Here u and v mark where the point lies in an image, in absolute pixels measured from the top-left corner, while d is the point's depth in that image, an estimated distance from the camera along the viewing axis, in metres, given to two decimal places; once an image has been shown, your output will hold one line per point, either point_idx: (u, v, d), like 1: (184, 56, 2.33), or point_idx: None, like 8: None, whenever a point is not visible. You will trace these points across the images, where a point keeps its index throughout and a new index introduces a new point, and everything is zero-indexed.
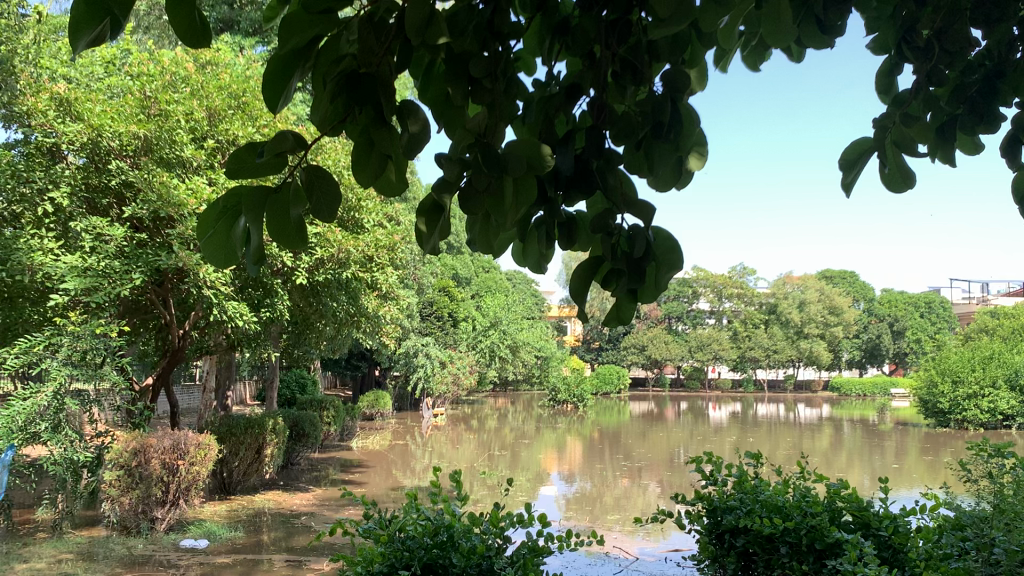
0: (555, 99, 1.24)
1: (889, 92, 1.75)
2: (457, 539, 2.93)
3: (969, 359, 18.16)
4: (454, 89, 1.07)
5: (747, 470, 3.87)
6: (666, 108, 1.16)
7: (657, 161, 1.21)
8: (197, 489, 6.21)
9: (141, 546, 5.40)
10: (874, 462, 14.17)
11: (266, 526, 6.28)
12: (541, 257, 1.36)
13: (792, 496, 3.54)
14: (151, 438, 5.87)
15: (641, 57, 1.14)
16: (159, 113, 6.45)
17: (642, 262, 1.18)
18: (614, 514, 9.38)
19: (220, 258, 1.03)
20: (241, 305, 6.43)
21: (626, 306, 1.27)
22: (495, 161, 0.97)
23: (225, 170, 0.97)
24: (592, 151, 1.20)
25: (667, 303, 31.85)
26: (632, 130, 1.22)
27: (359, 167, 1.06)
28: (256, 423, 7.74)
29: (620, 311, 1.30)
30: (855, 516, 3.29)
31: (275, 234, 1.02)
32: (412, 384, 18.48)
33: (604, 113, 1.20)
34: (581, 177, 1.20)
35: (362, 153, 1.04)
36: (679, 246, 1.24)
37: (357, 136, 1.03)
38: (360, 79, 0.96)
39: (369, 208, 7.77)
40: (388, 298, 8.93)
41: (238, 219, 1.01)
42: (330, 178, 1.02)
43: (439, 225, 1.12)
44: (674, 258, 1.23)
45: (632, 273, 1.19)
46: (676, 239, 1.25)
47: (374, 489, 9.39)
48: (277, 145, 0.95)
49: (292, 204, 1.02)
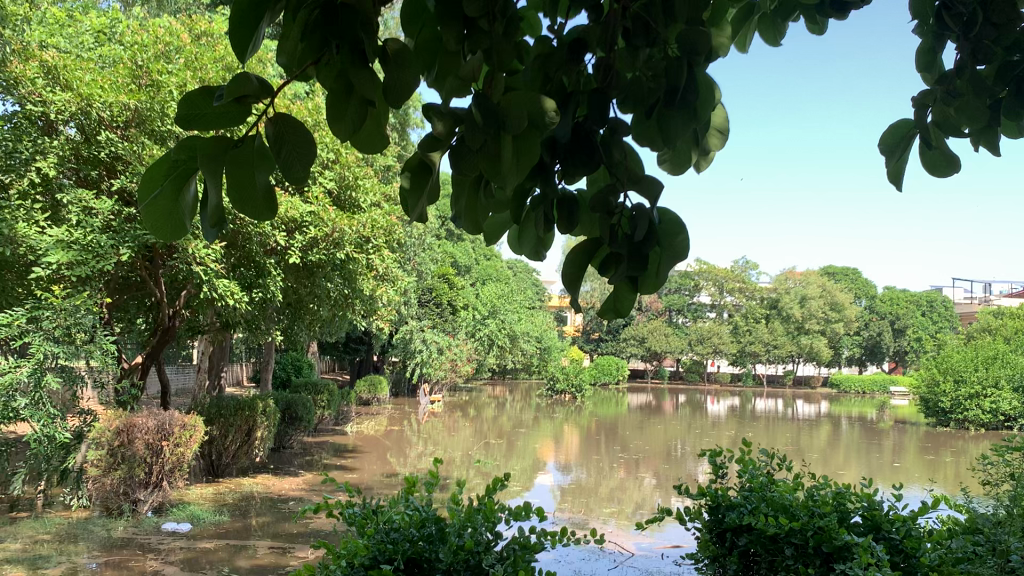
0: (555, 57, 1.02)
1: (931, 70, 1.50)
2: (445, 534, 2.73)
3: (972, 358, 18.03)
4: (445, 32, 0.86)
5: (755, 466, 3.70)
6: (681, 75, 0.99)
7: (671, 135, 1.04)
8: (183, 470, 5.95)
9: (123, 528, 5.23)
10: (873, 460, 14.02)
11: (253, 510, 6.10)
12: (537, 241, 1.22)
13: (801, 494, 3.36)
14: (136, 417, 5.61)
15: (657, 15, 1.03)
16: (151, 84, 6.26)
17: (642, 247, 1.03)
18: (609, 506, 9.20)
19: (157, 224, 0.92)
20: (232, 284, 6.24)
21: (625, 297, 1.12)
22: (492, 115, 0.81)
23: (180, 118, 0.87)
24: (596, 118, 1.01)
25: (669, 295, 31.67)
26: (642, 96, 1.05)
27: (334, 118, 0.86)
28: (247, 405, 7.59)
29: (619, 303, 1.15)
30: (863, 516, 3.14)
31: (234, 198, 0.91)
32: (409, 370, 18.31)
33: (610, 76, 1.02)
34: (583, 147, 1.00)
35: (338, 100, 0.85)
36: (685, 230, 1.07)
37: (330, 82, 0.85)
38: (337, 11, 0.80)
39: (366, 188, 7.59)
40: (384, 281, 8.76)
41: (190, 184, 0.90)
42: (304, 132, 0.89)
43: (427, 188, 1.00)
44: (682, 249, 1.06)
45: (632, 256, 1.03)
46: (682, 221, 1.08)
47: (367, 474, 9.24)
48: (239, 87, 0.84)
49: (257, 164, 0.91)
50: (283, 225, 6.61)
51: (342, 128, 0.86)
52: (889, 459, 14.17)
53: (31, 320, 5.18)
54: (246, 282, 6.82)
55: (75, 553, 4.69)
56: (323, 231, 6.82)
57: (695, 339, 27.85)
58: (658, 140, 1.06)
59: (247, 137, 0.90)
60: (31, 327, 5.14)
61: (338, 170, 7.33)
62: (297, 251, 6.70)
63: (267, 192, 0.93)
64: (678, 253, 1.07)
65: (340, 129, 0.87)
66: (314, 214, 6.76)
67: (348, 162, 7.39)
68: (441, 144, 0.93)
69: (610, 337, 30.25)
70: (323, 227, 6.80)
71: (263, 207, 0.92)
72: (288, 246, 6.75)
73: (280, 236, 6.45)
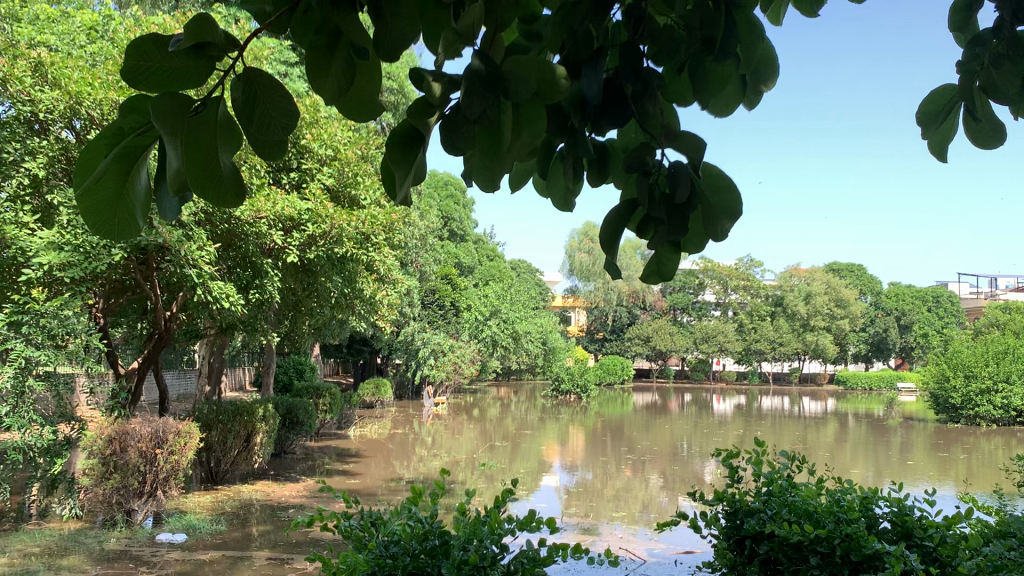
0: (580, 6, 0.87)
1: (969, 28, 1.29)
2: (450, 546, 2.54)
3: (982, 354, 17.83)
4: None
5: (775, 468, 3.51)
6: (719, 22, 0.87)
7: (707, 93, 0.93)
8: (179, 479, 5.68)
9: (116, 539, 5.05)
10: (883, 458, 13.82)
11: (252, 519, 5.91)
12: (570, 193, 1.16)
13: (824, 499, 3.17)
14: (129, 424, 5.39)
15: None
16: None
17: (685, 210, 0.94)
18: (616, 507, 9.02)
19: (99, 216, 0.79)
20: (228, 286, 6.07)
21: (669, 258, 1.09)
22: (499, 79, 0.74)
23: (125, 74, 0.71)
24: (626, 72, 0.91)
25: (673, 294, 31.47)
26: (675, 49, 0.94)
27: (316, 73, 0.74)
28: (246, 409, 7.40)
29: (662, 263, 1.10)
30: (887, 520, 2.95)
31: (194, 174, 0.77)
32: (413, 372, 18.12)
33: (642, 26, 0.91)
34: (614, 106, 0.89)
35: (322, 57, 0.73)
36: (737, 189, 0.99)
37: (317, 35, 0.73)
38: None
39: (366, 185, 7.41)
40: (385, 281, 8.59)
41: (138, 171, 0.77)
42: (284, 91, 0.73)
43: (416, 163, 0.82)
44: (734, 210, 1.00)
45: (672, 223, 0.95)
46: (733, 179, 1.00)
47: (370, 479, 9.06)
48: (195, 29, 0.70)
49: (222, 140, 0.76)
50: (280, 223, 6.45)
51: (325, 88, 0.75)
52: (899, 457, 13.96)
53: (15, 324, 5.02)
54: (242, 284, 6.63)
55: (66, 567, 4.51)
56: (321, 229, 6.63)
57: (701, 338, 27.67)
58: (691, 96, 0.97)
59: (208, 101, 0.74)
60: (15, 331, 5.00)
61: (336, 167, 7.16)
62: (295, 249, 6.53)
63: (233, 171, 0.79)
64: (732, 213, 1.00)
65: (326, 91, 0.76)
66: (312, 211, 6.58)
67: (347, 158, 7.21)
68: (432, 112, 0.80)
69: (615, 337, 30.05)
70: (321, 224, 6.62)
71: (230, 188, 0.78)
72: (285, 245, 6.56)
73: (277, 235, 6.29)
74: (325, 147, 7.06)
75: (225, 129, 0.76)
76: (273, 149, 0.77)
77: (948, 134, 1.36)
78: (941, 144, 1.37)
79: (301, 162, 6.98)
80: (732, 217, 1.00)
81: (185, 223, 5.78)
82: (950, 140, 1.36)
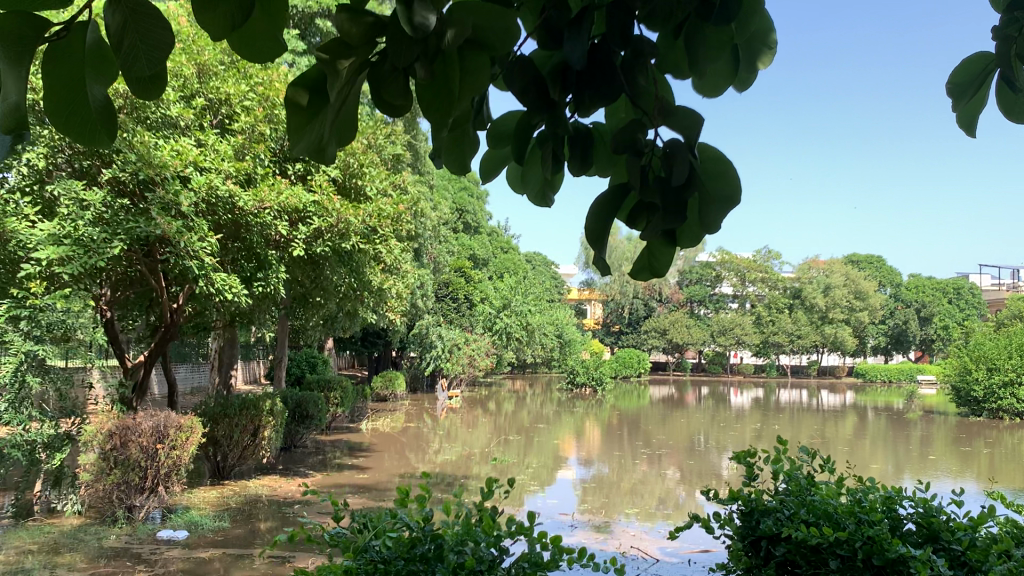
0: None
1: None
2: (443, 554, 2.39)
3: (1005, 347, 17.45)
4: None
5: (795, 469, 3.34)
6: None
7: (700, 54, 0.87)
8: (180, 474, 5.57)
9: (116, 536, 4.94)
10: (902, 452, 13.56)
11: (257, 515, 5.79)
12: (545, 183, 1.13)
13: (845, 499, 3.00)
14: (130, 418, 5.27)
15: None
16: None
17: (680, 192, 0.90)
18: (631, 501, 8.87)
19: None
20: (232, 278, 5.95)
21: (662, 252, 1.06)
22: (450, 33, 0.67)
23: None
24: (615, 38, 0.85)
25: (690, 286, 31.20)
26: (671, 12, 0.87)
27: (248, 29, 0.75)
28: (252, 404, 7.29)
29: (654, 260, 1.07)
30: (909, 522, 2.79)
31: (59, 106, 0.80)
32: (426, 365, 18.00)
33: None
34: (601, 73, 0.86)
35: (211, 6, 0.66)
36: (734, 172, 0.95)
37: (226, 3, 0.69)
38: None
39: (373, 176, 7.27)
40: (393, 274, 8.46)
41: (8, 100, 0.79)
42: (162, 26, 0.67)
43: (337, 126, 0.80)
44: (733, 196, 0.96)
45: (667, 206, 0.91)
46: (729, 161, 0.97)
47: (379, 473, 8.95)
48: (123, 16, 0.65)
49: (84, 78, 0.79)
50: (285, 215, 6.32)
51: (215, 29, 0.69)
52: (920, 451, 13.72)
53: (13, 319, 4.95)
54: (246, 275, 6.50)
55: (62, 565, 4.40)
56: (327, 223, 6.47)
57: (717, 331, 27.43)
58: (686, 67, 0.91)
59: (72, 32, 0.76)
60: (14, 326, 4.95)
61: (343, 157, 7.02)
62: (301, 243, 6.40)
63: (105, 105, 0.82)
64: (732, 200, 0.96)
65: (216, 28, 0.69)
66: (318, 203, 6.43)
67: (354, 148, 7.07)
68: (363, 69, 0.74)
69: (631, 330, 29.83)
70: (327, 218, 6.45)
71: (104, 119, 0.81)
72: (291, 237, 6.45)
73: (282, 227, 6.16)
74: None
75: (89, 56, 0.76)
76: (147, 87, 0.74)
77: (975, 111, 1.26)
78: (970, 119, 1.28)
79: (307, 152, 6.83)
80: (732, 204, 0.96)
81: (186, 213, 5.64)
82: (978, 114, 1.27)
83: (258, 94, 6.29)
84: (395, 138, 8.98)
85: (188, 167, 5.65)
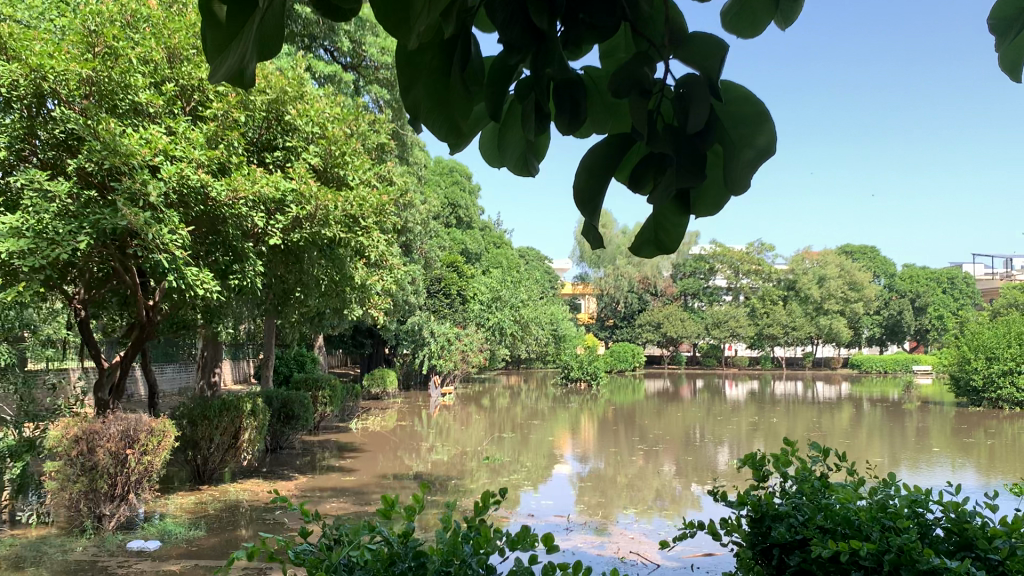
0: None
1: None
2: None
3: (1004, 335, 17.23)
4: None
5: (808, 472, 3.08)
6: None
7: None
8: (153, 481, 5.25)
9: (81, 549, 4.63)
10: (898, 442, 13.40)
11: (235, 522, 5.50)
12: (525, 148, 0.96)
13: (866, 504, 2.73)
14: (97, 423, 4.94)
15: None
16: (107, 52, 5.43)
17: (700, 139, 0.77)
18: (628, 496, 8.64)
19: None
20: (204, 273, 5.67)
21: (672, 223, 0.89)
22: None
23: None
24: None
25: (683, 279, 31.03)
26: None
27: None
28: (233, 403, 6.99)
29: (658, 231, 0.90)
30: (930, 526, 2.54)
31: None
32: (418, 361, 17.77)
33: None
34: None
35: None
36: (770, 118, 0.80)
37: None
38: None
39: (354, 164, 6.98)
40: (379, 267, 8.20)
41: None
42: None
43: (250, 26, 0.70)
44: (769, 147, 0.82)
45: (681, 160, 0.78)
46: (758, 102, 0.81)
47: (367, 474, 8.67)
48: None
49: None
50: (261, 206, 6.03)
51: None
52: (918, 442, 13.49)
53: None
54: (222, 269, 6.22)
55: None
56: (306, 211, 6.21)
57: (712, 324, 27.21)
58: None
59: None
60: None
61: (322, 145, 6.71)
62: (278, 233, 6.13)
63: None
64: (766, 150, 0.82)
65: None
66: (296, 192, 6.17)
67: (334, 135, 6.77)
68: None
69: (625, 324, 29.59)
70: (306, 207, 6.19)
71: None
72: (268, 230, 6.19)
73: (257, 218, 5.87)
74: (312, 124, 6.60)
75: None
76: None
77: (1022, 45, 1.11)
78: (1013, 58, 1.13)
79: (285, 140, 6.53)
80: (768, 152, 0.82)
81: (154, 205, 5.33)
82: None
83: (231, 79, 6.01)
84: (379, 126, 8.66)
85: (156, 155, 5.33)
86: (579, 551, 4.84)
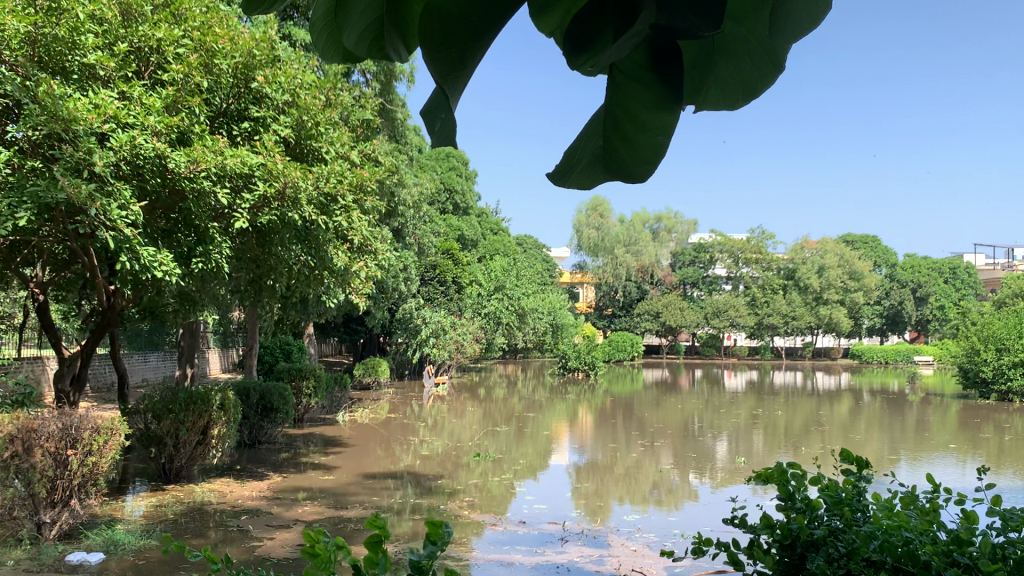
0: None
1: None
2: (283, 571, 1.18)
3: (1015, 325, 16.68)
4: None
5: (842, 492, 2.56)
6: None
7: None
8: (99, 484, 4.75)
9: (15, 562, 4.09)
10: (896, 434, 12.98)
11: (192, 528, 4.97)
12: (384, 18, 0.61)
13: (923, 530, 2.20)
14: (35, 420, 4.39)
15: None
16: (52, 6, 4.85)
17: None
18: (624, 487, 8.16)
19: None
20: (163, 254, 5.15)
21: (651, 117, 0.63)
22: None
23: None
24: None
25: (684, 269, 30.48)
26: None
27: None
28: (200, 397, 6.44)
29: (634, 147, 0.67)
30: (1002, 553, 2.05)
31: None
32: (411, 349, 17.27)
33: None
34: None
35: None
36: None
37: None
38: None
39: (330, 136, 6.47)
40: (364, 252, 7.67)
41: None
42: None
43: None
44: None
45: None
46: None
47: (350, 472, 8.12)
48: None
49: None
50: (226, 181, 5.52)
51: None
52: (920, 434, 13.05)
53: None
54: (183, 252, 5.74)
55: None
56: (274, 188, 5.70)
57: (711, 313, 26.65)
58: None
59: None
60: None
61: (294, 115, 6.19)
62: (245, 213, 5.60)
63: None
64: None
65: None
66: (263, 167, 5.66)
67: (306, 104, 6.25)
68: None
69: (624, 314, 29.00)
70: (274, 183, 5.68)
71: None
72: (233, 208, 5.67)
73: (221, 195, 5.33)
74: (281, 91, 6.10)
75: None
76: None
77: None
78: None
79: (255, 110, 6.02)
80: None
81: (100, 176, 4.78)
82: None
83: (193, 41, 5.47)
84: (364, 102, 8.07)
85: (106, 123, 4.78)
86: (574, 567, 4.33)
